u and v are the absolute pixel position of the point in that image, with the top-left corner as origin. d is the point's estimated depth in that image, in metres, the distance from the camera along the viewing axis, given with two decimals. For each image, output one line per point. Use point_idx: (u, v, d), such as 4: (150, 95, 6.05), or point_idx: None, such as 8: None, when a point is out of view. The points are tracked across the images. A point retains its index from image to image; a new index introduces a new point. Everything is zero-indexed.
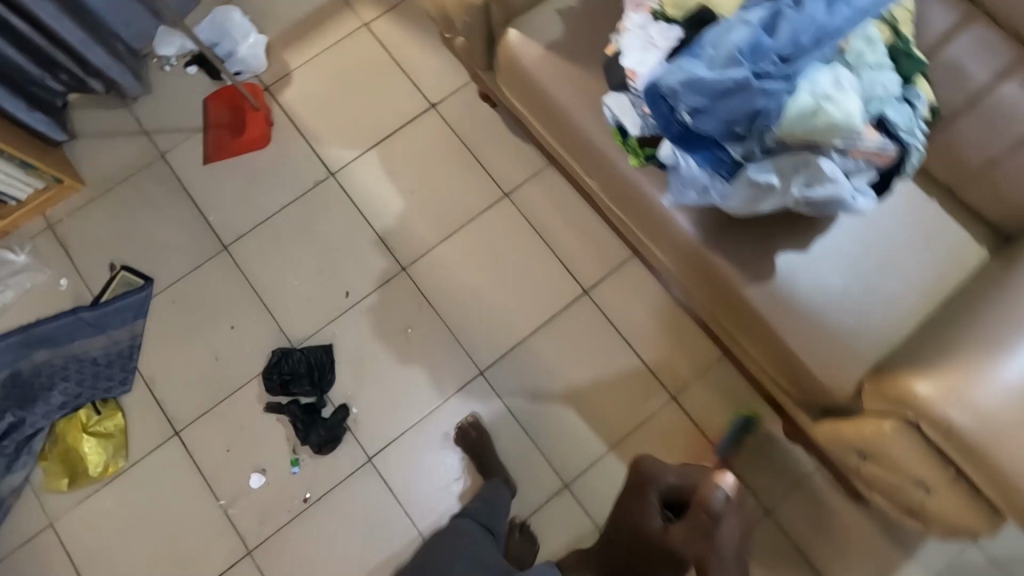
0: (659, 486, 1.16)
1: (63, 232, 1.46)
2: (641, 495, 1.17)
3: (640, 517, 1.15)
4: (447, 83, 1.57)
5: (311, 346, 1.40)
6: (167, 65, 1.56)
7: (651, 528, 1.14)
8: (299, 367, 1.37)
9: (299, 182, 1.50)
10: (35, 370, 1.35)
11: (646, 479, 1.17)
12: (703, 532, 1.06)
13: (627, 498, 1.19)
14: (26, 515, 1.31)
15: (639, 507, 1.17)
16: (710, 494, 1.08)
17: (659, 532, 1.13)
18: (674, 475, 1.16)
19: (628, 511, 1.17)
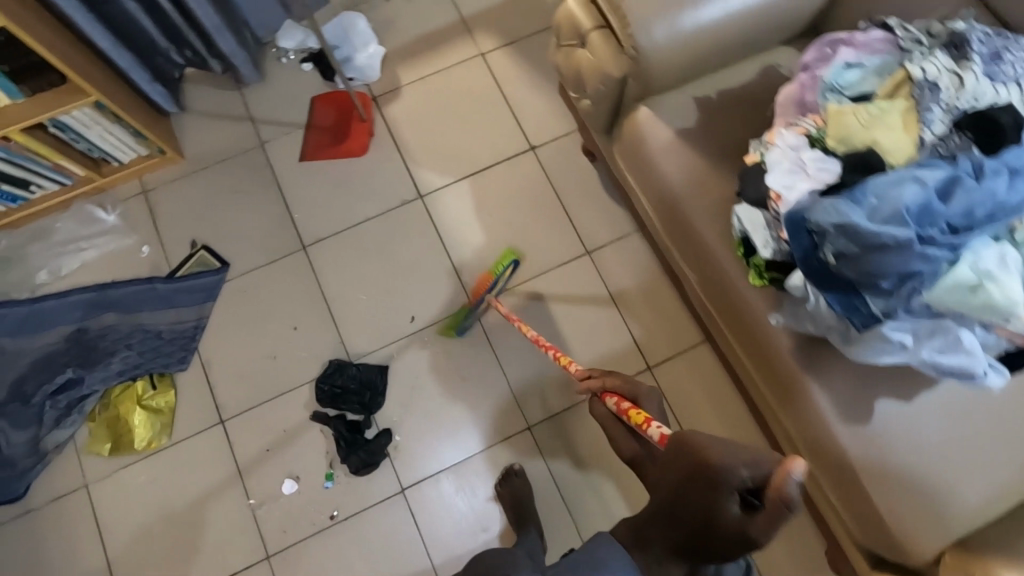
0: (729, 478, 0.63)
1: (154, 201, 1.49)
2: (695, 478, 0.66)
3: (706, 513, 0.64)
4: (550, 127, 1.56)
5: (367, 364, 1.39)
6: (284, 57, 1.59)
7: (720, 527, 0.63)
8: (351, 383, 1.37)
9: (388, 197, 1.51)
10: (101, 331, 1.38)
11: (702, 461, 0.65)
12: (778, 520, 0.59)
13: (677, 489, 0.68)
14: (65, 472, 1.34)
15: (702, 503, 0.65)
16: (785, 487, 0.57)
17: (733, 531, 0.62)
18: (742, 459, 0.64)
19: (676, 496, 0.68)
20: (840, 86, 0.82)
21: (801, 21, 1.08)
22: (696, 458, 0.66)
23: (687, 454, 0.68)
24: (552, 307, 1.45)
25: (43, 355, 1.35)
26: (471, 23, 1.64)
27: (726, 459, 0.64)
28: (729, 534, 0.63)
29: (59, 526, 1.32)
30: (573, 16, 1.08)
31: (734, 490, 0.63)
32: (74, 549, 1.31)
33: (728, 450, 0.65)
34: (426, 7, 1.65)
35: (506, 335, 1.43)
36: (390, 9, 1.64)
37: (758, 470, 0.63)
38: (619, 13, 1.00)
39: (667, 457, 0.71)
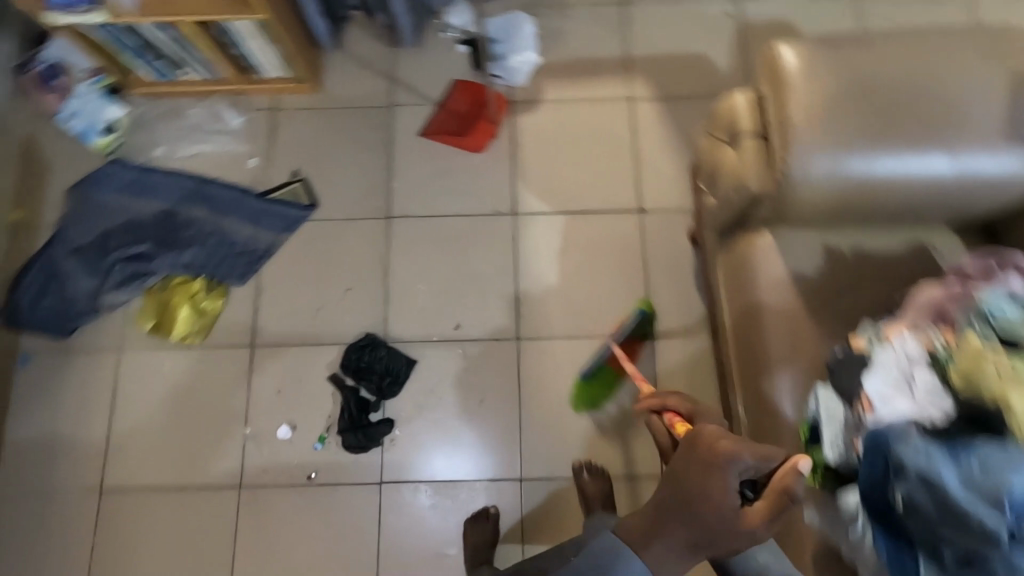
0: (737, 469, 0.73)
1: (278, 121, 1.56)
2: (714, 473, 0.73)
3: (718, 509, 0.73)
4: (665, 197, 1.50)
5: (397, 353, 1.40)
6: (448, 32, 1.60)
7: (727, 520, 0.72)
8: (375, 365, 1.39)
9: (482, 203, 1.50)
10: (187, 221, 1.46)
11: (721, 460, 0.73)
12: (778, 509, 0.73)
13: (690, 491, 0.74)
14: (109, 329, 1.44)
15: (715, 497, 0.73)
16: (791, 480, 0.73)
17: (739, 525, 0.72)
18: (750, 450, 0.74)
19: (688, 493, 0.74)
20: (994, 316, 0.75)
21: (977, 213, 0.97)
22: (714, 454, 0.74)
23: (707, 447, 0.75)
24: (594, 375, 1.40)
25: (131, 220, 1.45)
26: (632, 67, 1.60)
27: (742, 455, 0.73)
28: (734, 526, 0.73)
29: (83, 374, 1.42)
30: (734, 114, 1.01)
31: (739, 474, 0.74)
32: (89, 402, 1.40)
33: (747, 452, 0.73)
34: (596, 35, 1.62)
35: (537, 381, 1.39)
36: (562, 25, 1.63)
37: (763, 466, 0.75)
38: (782, 134, 0.92)
39: (683, 453, 0.77)
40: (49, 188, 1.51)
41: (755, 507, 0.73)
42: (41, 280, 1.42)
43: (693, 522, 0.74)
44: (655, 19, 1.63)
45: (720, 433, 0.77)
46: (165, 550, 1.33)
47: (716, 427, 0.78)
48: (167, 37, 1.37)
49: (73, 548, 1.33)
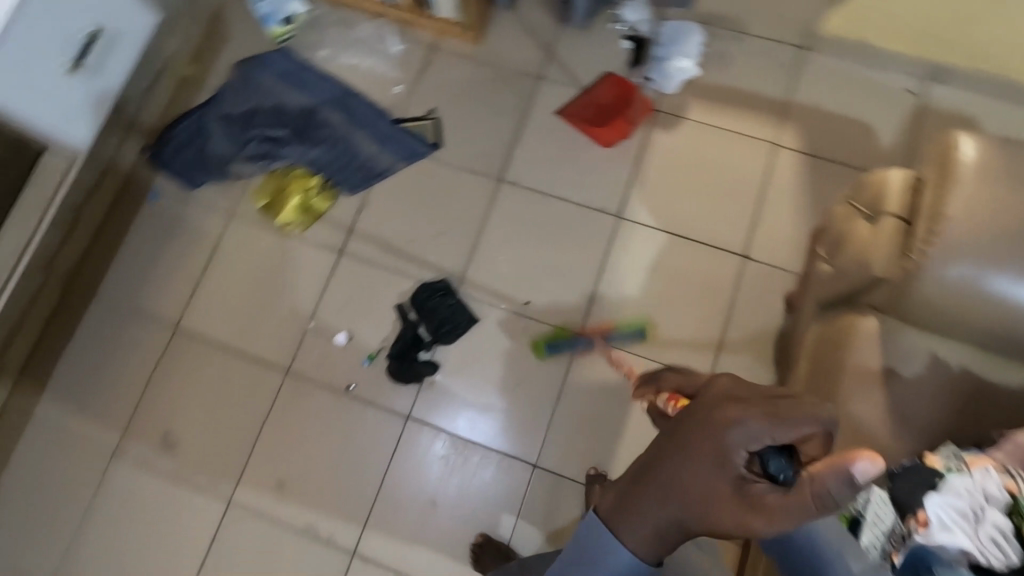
0: (743, 439, 0.65)
1: (432, 59, 1.62)
2: (718, 439, 0.66)
3: (715, 482, 0.66)
4: (773, 252, 1.46)
5: (462, 312, 1.44)
6: (616, 23, 1.60)
7: (723, 497, 0.65)
8: (440, 311, 1.44)
9: (591, 197, 1.51)
10: (324, 123, 1.56)
11: (727, 425, 0.66)
12: (796, 501, 0.63)
13: (685, 457, 0.67)
14: (227, 194, 1.57)
15: (714, 465, 0.66)
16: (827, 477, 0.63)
17: (741, 508, 0.64)
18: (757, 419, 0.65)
19: (685, 465, 0.67)
20: None
21: None
22: (721, 416, 0.67)
23: (708, 412, 0.68)
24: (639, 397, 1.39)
25: (278, 106, 1.57)
26: (788, 114, 1.54)
27: (751, 420, 0.65)
28: (737, 507, 0.65)
29: (193, 225, 1.56)
30: (884, 189, 0.97)
31: (746, 449, 0.66)
32: (189, 252, 1.55)
33: (760, 418, 0.65)
34: (764, 71, 1.57)
35: (582, 380, 1.41)
36: (732, 51, 1.58)
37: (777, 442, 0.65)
38: (931, 225, 0.86)
39: (686, 414, 0.70)
40: (220, 55, 1.66)
41: (766, 495, 0.64)
42: (189, 133, 1.58)
43: (682, 494, 0.66)
44: (830, 74, 1.55)
45: (732, 396, 0.69)
46: (207, 403, 1.46)
47: (732, 386, 0.70)
48: None
49: (136, 371, 1.49)
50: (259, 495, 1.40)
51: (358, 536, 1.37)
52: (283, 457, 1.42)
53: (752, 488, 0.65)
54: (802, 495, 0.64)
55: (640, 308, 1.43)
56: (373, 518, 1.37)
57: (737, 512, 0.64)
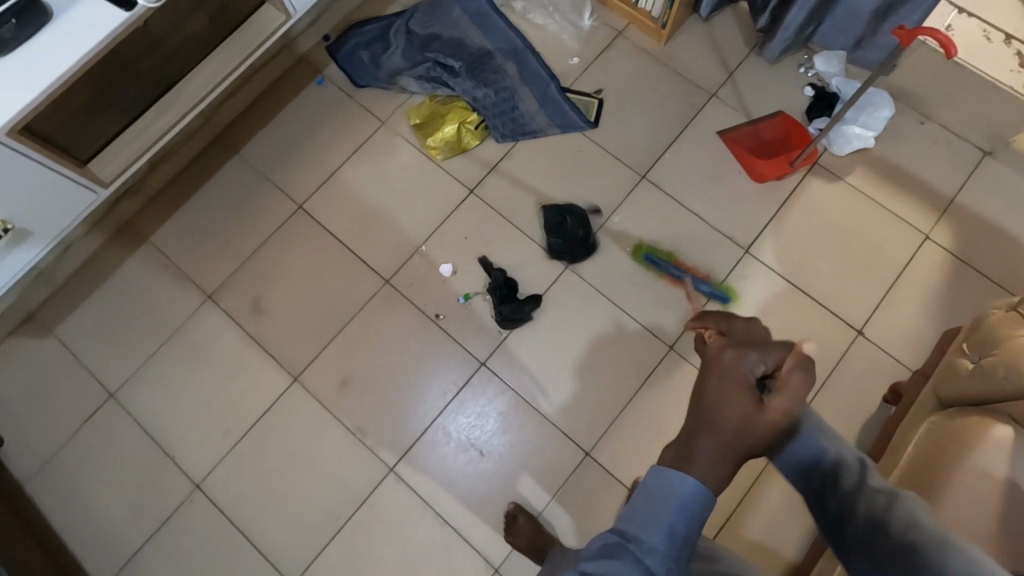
0: (747, 367, 0.70)
1: (615, 44, 1.65)
2: (729, 375, 0.70)
3: (742, 408, 0.68)
4: (890, 337, 1.42)
5: (577, 211, 1.49)
6: (807, 69, 1.59)
7: (754, 420, 0.68)
8: (571, 232, 1.47)
9: (726, 223, 1.50)
10: (498, 67, 1.60)
11: (732, 365, 0.70)
12: (797, 395, 0.69)
13: (711, 403, 0.70)
14: (386, 102, 1.63)
15: (735, 396, 0.69)
16: (803, 364, 0.70)
17: (767, 421, 0.68)
18: (751, 350, 0.71)
19: (718, 408, 0.69)
20: None
21: None
22: (723, 359, 0.71)
23: (718, 359, 0.72)
24: None
25: (461, 38, 1.62)
26: (948, 211, 1.49)
27: (746, 352, 0.71)
28: (766, 422, 0.68)
29: (345, 119, 1.62)
30: None
31: (750, 378, 0.70)
32: (333, 143, 1.61)
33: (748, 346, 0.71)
34: (939, 161, 1.52)
35: (659, 389, 1.40)
36: (912, 132, 1.55)
37: (769, 359, 0.70)
38: None
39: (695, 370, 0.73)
40: None
41: (776, 400, 0.69)
42: (371, 35, 1.65)
43: (719, 431, 0.69)
44: (1005, 186, 1.50)
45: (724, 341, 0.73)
46: (304, 286, 1.51)
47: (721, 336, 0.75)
48: None
49: (249, 232, 1.55)
50: (323, 385, 1.45)
51: (400, 455, 1.40)
52: (356, 359, 1.46)
53: (767, 403, 0.68)
54: (796, 387, 0.69)
55: None
56: (418, 447, 1.40)
57: (767, 420, 0.68)
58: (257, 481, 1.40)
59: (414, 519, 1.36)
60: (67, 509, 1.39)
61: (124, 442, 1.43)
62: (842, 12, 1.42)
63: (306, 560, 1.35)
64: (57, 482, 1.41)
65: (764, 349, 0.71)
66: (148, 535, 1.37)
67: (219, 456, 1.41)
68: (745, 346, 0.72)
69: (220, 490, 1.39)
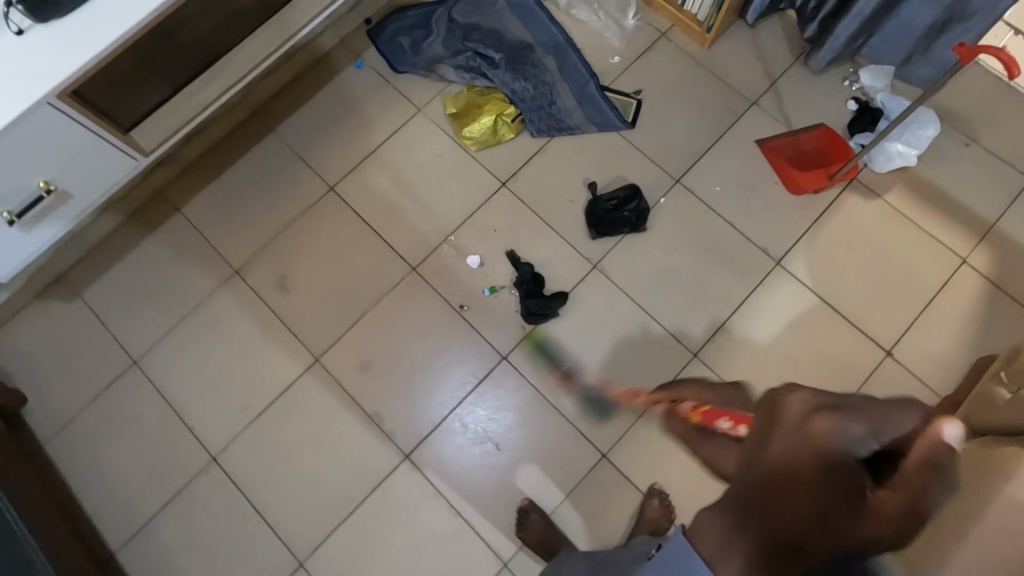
0: (843, 444, 0.57)
1: (658, 46, 1.63)
2: (817, 450, 0.57)
3: (828, 497, 0.56)
4: (920, 361, 1.39)
5: (599, 203, 1.47)
6: (851, 83, 1.57)
7: (840, 515, 0.55)
8: (611, 205, 1.48)
9: (759, 233, 1.49)
10: (537, 62, 1.59)
11: (821, 436, 0.57)
12: (920, 490, 0.54)
13: (781, 480, 0.58)
14: (424, 90, 1.63)
15: (817, 478, 0.57)
16: (935, 453, 0.55)
17: (865, 521, 0.54)
18: (853, 423, 0.58)
19: (792, 485, 0.58)
20: None
21: None
22: (810, 425, 0.58)
23: (800, 425, 0.59)
24: None
25: (502, 29, 1.60)
26: (987, 236, 1.46)
27: (844, 424, 0.58)
28: (865, 527, 0.53)
29: (382, 103, 1.62)
30: None
31: (847, 459, 0.57)
32: (368, 127, 1.60)
33: (846, 418, 0.58)
34: (982, 184, 1.49)
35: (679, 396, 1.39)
36: (955, 153, 1.51)
37: (872, 435, 0.58)
38: None
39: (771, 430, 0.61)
40: None
41: (882, 493, 0.54)
42: (413, 21, 1.64)
43: (789, 515, 0.57)
44: None
45: (815, 401, 0.61)
46: (331, 268, 1.51)
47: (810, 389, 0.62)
48: None
49: (279, 210, 1.55)
50: (344, 368, 1.45)
51: (416, 442, 1.40)
52: (377, 343, 1.46)
53: (873, 499, 0.54)
54: (916, 481, 0.54)
55: (765, 356, 1.41)
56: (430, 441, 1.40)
57: (865, 523, 0.53)
58: (273, 458, 1.40)
59: (426, 508, 1.36)
60: (85, 472, 1.40)
61: (143, 410, 1.44)
62: (895, 25, 1.40)
63: (317, 540, 1.36)
64: (76, 445, 1.42)
65: (873, 424, 0.58)
66: (162, 503, 1.39)
67: (236, 431, 1.42)
68: (844, 415, 0.59)
69: (235, 464, 1.40)
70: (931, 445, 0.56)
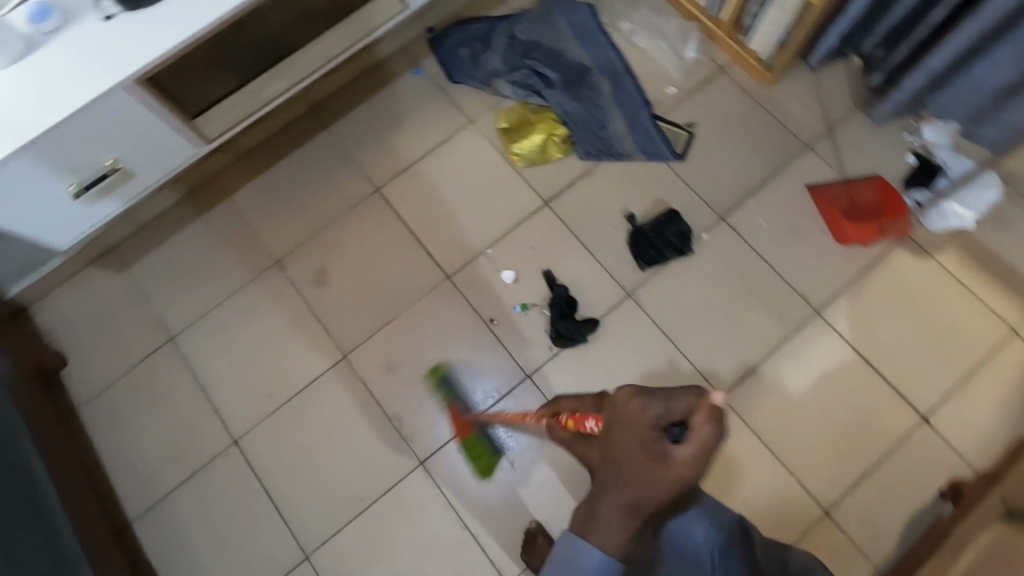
0: (652, 421, 0.70)
1: (716, 80, 1.62)
2: (636, 431, 0.70)
3: (649, 462, 0.68)
4: (958, 431, 1.34)
5: (643, 233, 1.48)
6: (910, 136, 1.53)
7: (657, 475, 0.67)
8: (655, 232, 1.48)
9: (800, 280, 1.46)
10: (592, 85, 1.58)
11: (637, 418, 0.70)
12: (704, 444, 0.67)
13: (619, 466, 0.69)
14: (478, 102, 1.65)
15: (639, 453, 0.68)
16: (711, 411, 0.70)
17: (669, 471, 0.67)
18: (659, 401, 0.71)
19: (626, 465, 0.69)
20: None
21: None
22: (634, 412, 0.71)
23: (629, 416, 0.71)
24: (746, 484, 1.34)
25: (561, 50, 1.59)
26: None
27: (652, 406, 0.71)
28: (675, 481, 0.67)
29: (435, 111, 1.64)
30: None
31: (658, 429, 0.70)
32: (419, 133, 1.63)
33: (652, 400, 0.71)
34: None
35: None
36: (1018, 220, 1.46)
37: (671, 409, 0.70)
38: None
39: (612, 429, 0.73)
40: None
41: (682, 454, 0.67)
42: (475, 33, 1.66)
43: (631, 487, 0.68)
44: None
45: (635, 390, 0.74)
46: (368, 268, 1.54)
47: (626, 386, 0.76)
48: None
49: (324, 206, 1.59)
50: (371, 367, 1.47)
51: (432, 450, 1.41)
52: (404, 347, 1.47)
53: (673, 456, 0.67)
54: (700, 439, 0.67)
55: (793, 406, 1.37)
56: (438, 425, 1.40)
57: (672, 476, 0.67)
58: (291, 449, 1.43)
59: (434, 516, 1.37)
60: (112, 440, 1.45)
61: (173, 385, 1.48)
62: (965, 83, 1.36)
63: (324, 534, 1.37)
64: (107, 411, 1.47)
65: (670, 401, 0.70)
66: (181, 480, 1.42)
67: (258, 416, 1.45)
68: (652, 396, 0.72)
69: (254, 450, 1.43)
70: (709, 414, 0.69)
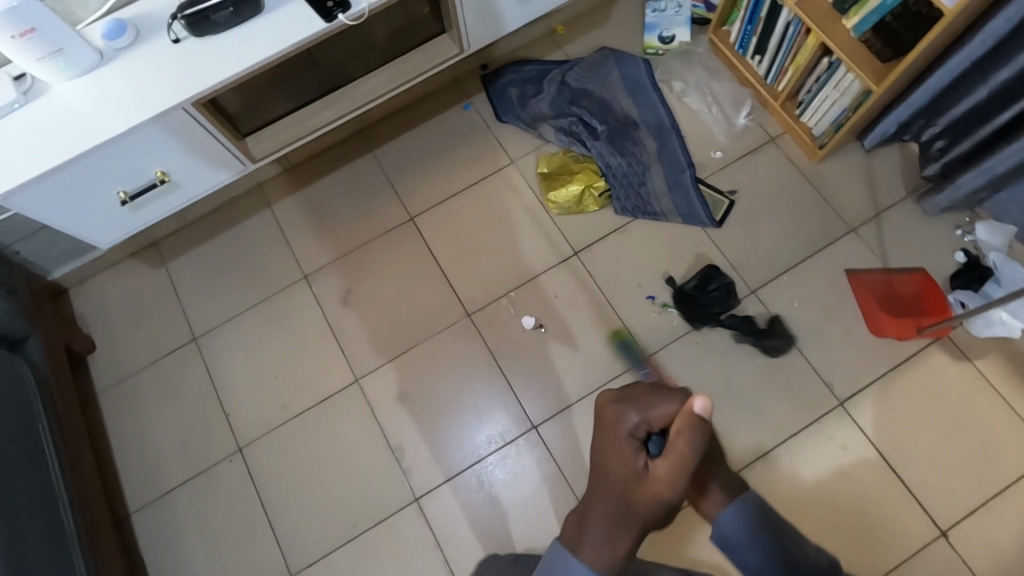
0: (628, 430, 0.75)
1: (764, 150, 1.59)
2: (616, 442, 0.74)
3: (627, 472, 0.72)
4: (980, 549, 1.27)
5: (688, 291, 1.47)
6: (965, 234, 1.47)
7: (635, 487, 0.72)
8: (703, 289, 1.47)
9: (827, 367, 1.41)
10: (637, 140, 1.58)
11: (614, 426, 0.75)
12: (679, 456, 0.71)
13: (602, 477, 0.74)
14: (522, 143, 1.66)
15: (620, 462, 0.73)
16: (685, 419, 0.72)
17: (646, 483, 0.71)
18: (636, 409, 0.75)
19: (607, 473, 0.74)
20: None
21: None
22: (614, 423, 0.75)
23: (610, 425, 0.76)
24: None
25: (612, 102, 1.61)
26: None
27: (629, 415, 0.75)
28: (653, 493, 0.71)
29: (479, 147, 1.66)
30: None
31: (634, 437, 0.75)
32: (459, 167, 1.65)
33: (630, 409, 0.75)
34: None
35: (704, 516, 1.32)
36: None
37: (650, 418, 0.75)
38: None
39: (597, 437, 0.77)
40: (591, 32, 1.73)
41: (658, 468, 0.71)
42: (528, 75, 1.68)
43: (613, 495, 0.72)
44: None
45: (614, 396, 0.78)
46: (392, 293, 1.55)
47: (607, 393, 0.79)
48: (784, 32, 1.42)
49: (359, 228, 1.61)
50: (380, 394, 1.47)
51: (428, 489, 1.40)
52: (416, 378, 1.48)
53: (649, 469, 0.72)
54: (674, 452, 0.71)
55: (804, 498, 1.32)
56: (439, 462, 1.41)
57: (651, 488, 0.71)
58: (293, 465, 1.44)
59: (422, 556, 1.36)
60: (125, 429, 1.49)
61: (190, 385, 1.52)
62: None
63: (312, 556, 1.37)
64: (125, 402, 1.51)
65: (647, 411, 0.75)
66: (183, 479, 1.45)
67: (266, 427, 1.47)
68: (630, 404, 0.76)
69: (257, 460, 1.45)
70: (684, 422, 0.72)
